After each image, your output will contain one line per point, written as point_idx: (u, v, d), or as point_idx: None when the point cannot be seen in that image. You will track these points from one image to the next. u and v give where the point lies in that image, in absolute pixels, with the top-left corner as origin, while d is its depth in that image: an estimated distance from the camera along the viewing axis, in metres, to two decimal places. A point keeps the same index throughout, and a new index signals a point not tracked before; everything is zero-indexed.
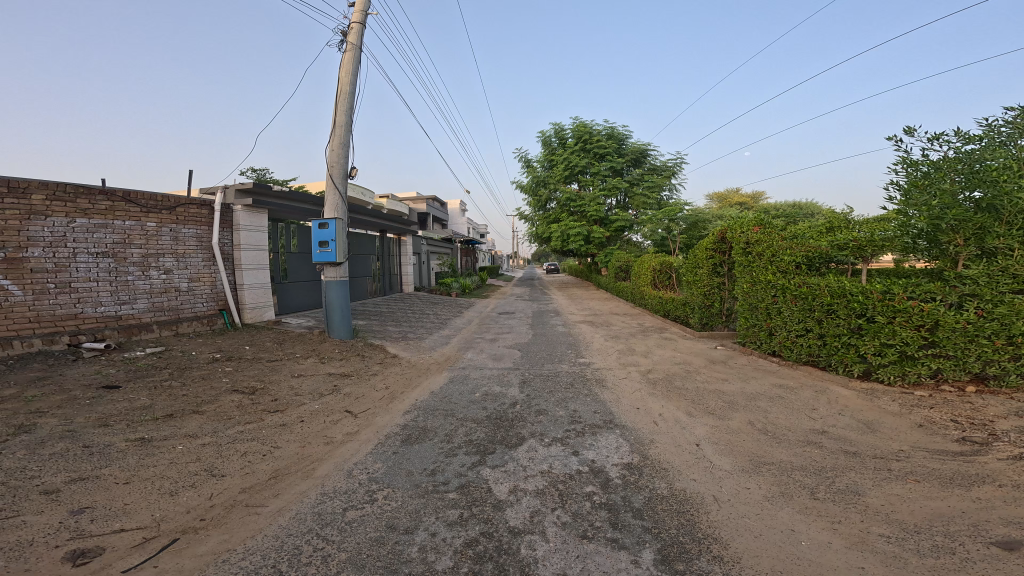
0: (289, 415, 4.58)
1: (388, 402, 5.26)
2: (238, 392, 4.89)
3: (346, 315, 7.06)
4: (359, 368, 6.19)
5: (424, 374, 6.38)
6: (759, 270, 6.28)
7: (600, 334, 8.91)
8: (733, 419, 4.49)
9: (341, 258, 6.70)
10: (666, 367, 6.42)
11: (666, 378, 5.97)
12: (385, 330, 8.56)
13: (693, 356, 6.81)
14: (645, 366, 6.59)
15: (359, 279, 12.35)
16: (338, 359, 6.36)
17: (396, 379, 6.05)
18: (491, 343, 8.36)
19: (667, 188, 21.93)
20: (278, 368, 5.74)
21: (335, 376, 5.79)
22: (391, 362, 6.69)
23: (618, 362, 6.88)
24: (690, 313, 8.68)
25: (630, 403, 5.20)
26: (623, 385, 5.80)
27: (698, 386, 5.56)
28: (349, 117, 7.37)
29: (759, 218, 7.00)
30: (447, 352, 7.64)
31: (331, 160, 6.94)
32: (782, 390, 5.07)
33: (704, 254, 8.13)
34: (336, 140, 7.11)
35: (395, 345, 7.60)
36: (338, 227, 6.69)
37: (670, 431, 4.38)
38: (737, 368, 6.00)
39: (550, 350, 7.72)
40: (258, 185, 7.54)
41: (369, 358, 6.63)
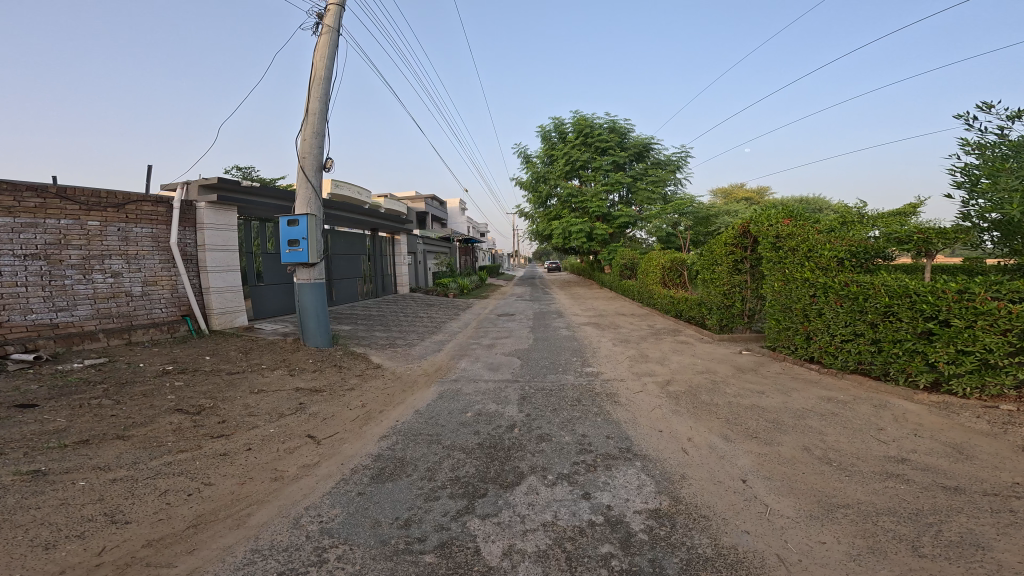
0: (235, 441, 3.82)
1: (362, 424, 4.47)
2: (180, 413, 4.14)
3: (323, 322, 6.25)
4: (333, 382, 5.39)
5: (409, 389, 5.59)
6: (794, 268, 5.45)
7: (608, 339, 8.09)
8: (782, 445, 3.67)
9: (315, 259, 5.90)
10: (687, 377, 5.60)
11: (689, 391, 5.16)
12: (372, 336, 7.76)
13: (717, 364, 6.00)
14: (662, 376, 5.78)
15: (349, 280, 11.58)
16: (310, 371, 5.57)
17: (376, 396, 5.26)
18: (488, 350, 7.56)
19: (673, 182, 21.09)
20: (238, 383, 4.97)
21: (303, 392, 5.01)
22: (373, 374, 5.90)
23: (631, 371, 6.07)
24: (707, 314, 7.86)
25: (650, 424, 4.39)
26: (639, 401, 4.99)
27: (728, 401, 4.73)
28: (324, 104, 6.59)
29: (788, 210, 6.17)
30: (438, 361, 6.84)
31: (303, 150, 6.18)
32: (833, 405, 4.26)
33: (723, 250, 7.27)
34: (311, 129, 6.34)
35: (380, 353, 6.81)
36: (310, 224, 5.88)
37: (705, 462, 3.57)
38: (771, 378, 5.17)
39: (554, 357, 6.92)
40: (224, 180, 6.75)
41: (348, 369, 5.85)
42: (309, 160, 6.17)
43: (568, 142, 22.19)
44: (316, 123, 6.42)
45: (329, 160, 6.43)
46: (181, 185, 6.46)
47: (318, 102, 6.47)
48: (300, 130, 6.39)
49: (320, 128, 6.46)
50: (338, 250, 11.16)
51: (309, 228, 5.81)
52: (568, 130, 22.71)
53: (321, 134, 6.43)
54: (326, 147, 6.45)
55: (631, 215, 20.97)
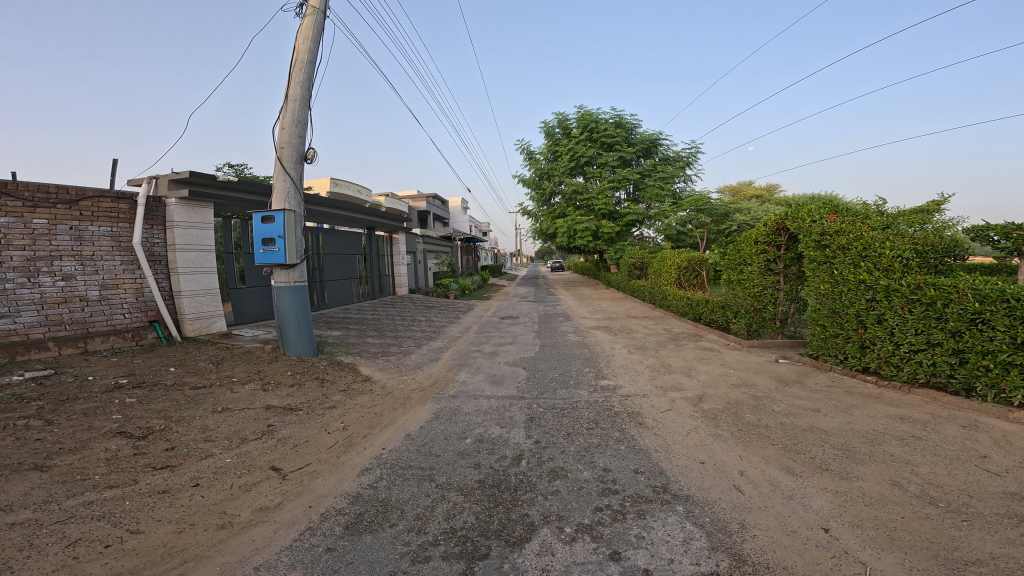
0: (180, 475, 3.15)
1: (341, 454, 3.78)
2: (121, 437, 3.49)
3: (304, 331, 5.54)
4: (312, 400, 4.71)
5: (402, 407, 4.89)
6: (845, 270, 4.80)
7: (622, 346, 7.35)
8: (865, 480, 2.98)
9: (293, 259, 5.21)
10: (721, 393, 4.87)
11: (726, 410, 4.43)
12: (365, 342, 7.07)
13: (754, 376, 5.26)
14: (690, 391, 5.05)
15: (343, 281, 10.90)
16: (287, 385, 4.88)
17: (363, 416, 4.56)
18: (491, 359, 6.84)
19: (682, 179, 20.27)
20: (200, 400, 4.30)
21: (276, 412, 4.33)
22: (361, 389, 5.21)
23: (654, 385, 5.34)
24: (732, 318, 7.18)
25: (687, 454, 3.68)
26: (670, 424, 4.27)
27: (778, 422, 4.01)
28: (307, 90, 5.91)
29: (836, 205, 5.51)
30: (434, 372, 6.14)
31: (281, 140, 5.50)
32: (910, 424, 3.64)
33: (754, 249, 6.59)
34: (290, 116, 5.66)
35: (370, 363, 6.11)
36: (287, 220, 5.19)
37: (768, 505, 2.87)
38: (824, 395, 4.45)
39: (565, 368, 6.21)
40: (197, 174, 6.07)
41: (333, 383, 5.16)
42: (287, 151, 5.48)
43: (573, 137, 21.39)
44: (296, 110, 5.73)
45: (311, 151, 5.75)
46: (147, 180, 5.80)
47: (300, 87, 5.78)
48: (278, 118, 5.72)
49: (301, 116, 5.77)
50: (332, 250, 10.48)
51: (287, 226, 5.12)
52: (573, 126, 21.91)
53: (303, 122, 5.75)
54: (308, 137, 5.77)
55: (639, 212, 20.22)
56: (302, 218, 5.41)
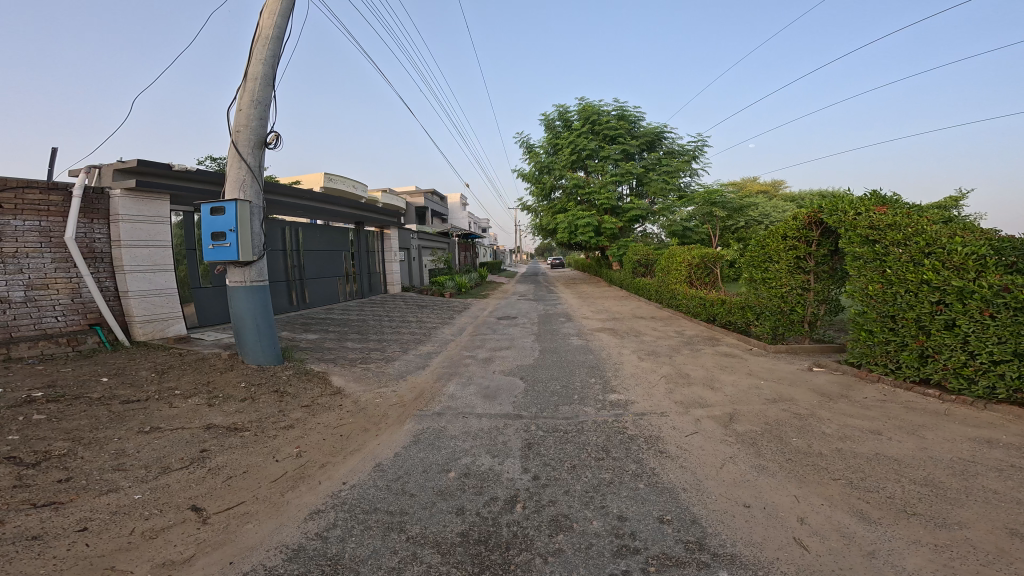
0: (64, 516, 2.48)
1: (289, 491, 3.06)
2: (5, 464, 2.83)
3: (264, 336, 4.78)
4: (265, 418, 3.99)
5: (377, 428, 4.15)
6: (901, 269, 4.09)
7: (631, 351, 6.60)
8: (970, 528, 2.33)
9: (247, 258, 4.46)
10: (753, 412, 4.12)
11: (763, 432, 3.71)
12: (343, 347, 6.33)
13: (788, 390, 4.52)
14: (716, 408, 4.31)
15: (328, 280, 10.17)
16: (239, 401, 4.17)
17: (325, 439, 3.84)
18: (485, 367, 6.09)
19: (688, 172, 19.37)
20: (126, 418, 3.64)
21: (218, 433, 3.64)
22: (329, 404, 4.47)
23: (672, 400, 4.62)
24: (754, 320, 6.49)
25: (723, 493, 2.96)
26: (698, 452, 3.53)
27: (833, 450, 3.29)
28: (271, 68, 5.13)
29: (883, 197, 4.77)
30: (419, 382, 5.41)
31: (238, 122, 4.76)
32: (1005, 450, 3.00)
33: (783, 244, 5.88)
34: (248, 98, 4.92)
35: (345, 372, 5.39)
36: (241, 213, 4.44)
37: (845, 568, 2.17)
38: (882, 415, 3.71)
39: (568, 378, 5.46)
40: (145, 163, 5.37)
41: (295, 398, 4.44)
42: (243, 135, 4.74)
43: (574, 130, 20.55)
44: (256, 91, 4.98)
45: (271, 134, 4.94)
46: (86, 170, 5.12)
47: (261, 64, 4.98)
48: (235, 98, 4.95)
49: (261, 97, 5.00)
50: (315, 247, 9.73)
51: (239, 217, 4.38)
52: (574, 118, 21.04)
53: (263, 104, 4.99)
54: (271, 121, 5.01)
55: (643, 207, 19.38)
56: (261, 211, 4.68)
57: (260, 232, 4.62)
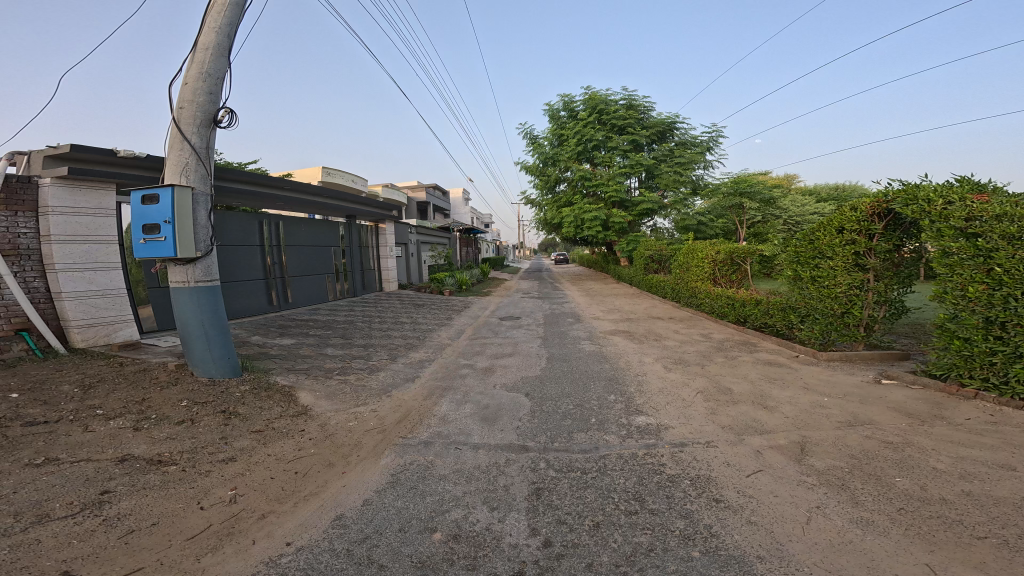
0: None
1: (210, 553, 2.26)
2: None
3: (215, 346, 4.00)
4: (204, 447, 3.18)
5: (347, 462, 3.33)
6: (1019, 268, 3.26)
7: (654, 359, 5.71)
8: None
9: (189, 254, 3.67)
10: (827, 441, 3.32)
11: (848, 473, 2.91)
12: (322, 355, 5.53)
13: (861, 410, 3.74)
14: (778, 436, 3.49)
15: (314, 278, 9.33)
16: (174, 426, 3.36)
17: (274, 477, 3.01)
18: (484, 379, 5.23)
19: (702, 164, 18.30)
20: (19, 447, 2.87)
21: (136, 468, 2.84)
22: (288, 429, 3.65)
23: (715, 425, 3.78)
24: (798, 323, 5.65)
25: (819, 565, 2.13)
26: (770, 501, 2.72)
27: (960, 493, 2.55)
28: (228, 39, 4.17)
29: (979, 182, 3.90)
30: (407, 399, 4.59)
31: (183, 96, 3.98)
32: None
33: (838, 239, 4.98)
34: (197, 70, 4.03)
35: (318, 386, 4.57)
36: (182, 203, 3.67)
37: None
38: (1006, 443, 2.97)
39: (583, 395, 4.61)
40: (82, 149, 4.62)
41: (245, 421, 3.62)
42: (187, 111, 3.95)
43: (580, 120, 19.45)
44: (208, 62, 4.08)
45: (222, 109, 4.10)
46: (9, 157, 4.40)
47: (215, 32, 4.07)
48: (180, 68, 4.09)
49: (214, 71, 4.10)
50: (299, 242, 8.87)
51: (175, 205, 3.60)
52: (579, 108, 19.99)
53: (215, 78, 4.10)
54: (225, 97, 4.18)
55: (655, 200, 18.28)
56: (208, 199, 3.91)
57: (206, 224, 3.84)
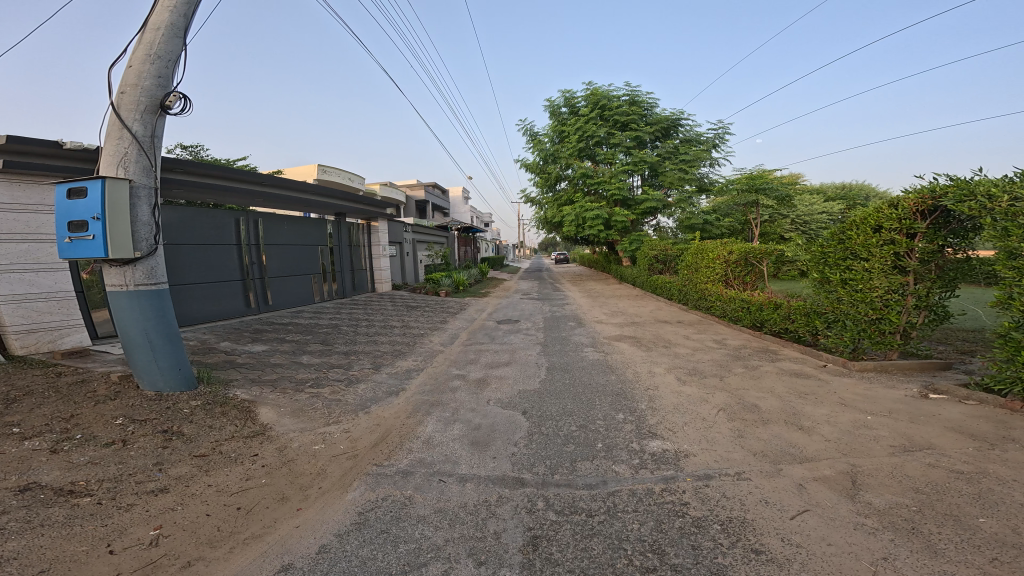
0: None
1: None
2: None
3: (162, 355, 3.50)
4: (131, 477, 2.70)
5: (305, 494, 2.82)
6: None
7: (666, 369, 5.17)
8: None
9: (126, 255, 3.20)
10: (881, 470, 2.84)
11: (915, 514, 2.40)
12: (297, 364, 4.99)
13: (915, 431, 3.25)
14: (822, 465, 2.97)
15: (298, 278, 8.81)
16: (99, 450, 2.87)
17: (210, 515, 2.51)
18: (477, 392, 4.70)
19: (708, 161, 17.64)
20: None
21: (40, 499, 2.39)
22: (239, 453, 3.13)
23: (743, 452, 3.25)
24: (824, 330, 5.10)
25: None
26: (824, 552, 2.20)
27: None
28: (183, 17, 3.65)
29: None
30: (388, 416, 4.05)
31: (126, 80, 3.47)
32: None
33: (874, 239, 4.43)
34: (143, 51, 3.51)
35: (286, 401, 4.04)
36: (119, 198, 3.21)
37: None
38: None
39: (587, 413, 4.08)
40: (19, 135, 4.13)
41: (188, 444, 3.11)
42: (129, 96, 3.45)
43: (581, 116, 18.84)
44: (158, 42, 3.56)
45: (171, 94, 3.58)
46: None
47: (168, 9, 3.55)
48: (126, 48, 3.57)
49: (165, 53, 3.59)
50: (281, 241, 8.34)
51: (106, 200, 3.12)
52: (581, 103, 19.39)
53: (167, 60, 3.59)
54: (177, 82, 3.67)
55: (659, 198, 17.68)
56: (151, 193, 3.47)
57: (148, 221, 3.40)
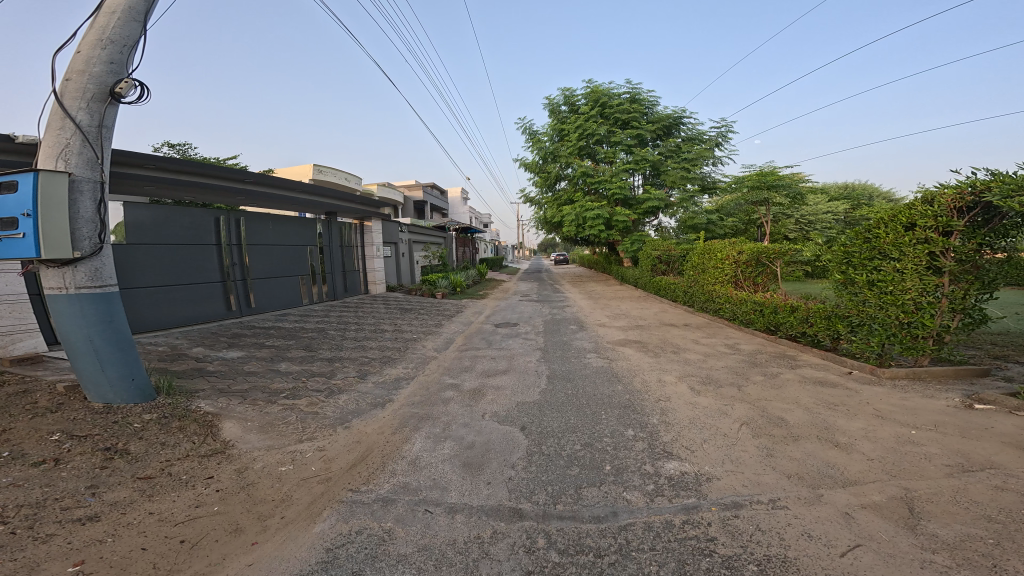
0: None
1: None
2: None
3: (115, 364, 3.25)
4: (57, 503, 2.36)
5: (259, 523, 2.45)
6: None
7: (677, 378, 4.77)
8: None
9: (71, 254, 3.02)
10: (942, 495, 2.45)
11: (990, 551, 2.02)
12: (274, 372, 4.59)
13: (970, 447, 2.88)
14: (869, 490, 2.59)
15: (285, 280, 8.42)
16: (25, 471, 2.53)
17: (146, 549, 2.15)
18: (471, 404, 4.29)
19: (712, 159, 17.22)
20: None
21: None
22: (190, 476, 2.77)
23: (772, 476, 2.85)
24: (847, 334, 4.72)
25: None
26: None
27: None
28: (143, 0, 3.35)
29: None
30: (372, 432, 3.63)
31: (74, 67, 3.15)
32: None
33: (906, 237, 4.04)
34: (95, 35, 3.20)
35: (256, 416, 3.63)
36: (61, 193, 3.00)
37: None
38: None
39: (592, 430, 3.67)
40: None
41: (132, 466, 2.77)
42: (75, 83, 3.14)
43: (582, 114, 18.47)
44: (114, 26, 3.26)
45: (123, 81, 3.26)
46: None
47: None
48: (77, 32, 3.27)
49: (120, 38, 3.28)
50: (267, 241, 7.95)
51: (38, 194, 2.87)
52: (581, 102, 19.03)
53: (124, 45, 3.30)
54: (134, 69, 3.36)
55: (661, 197, 17.28)
56: (96, 188, 3.24)
57: (92, 217, 3.17)
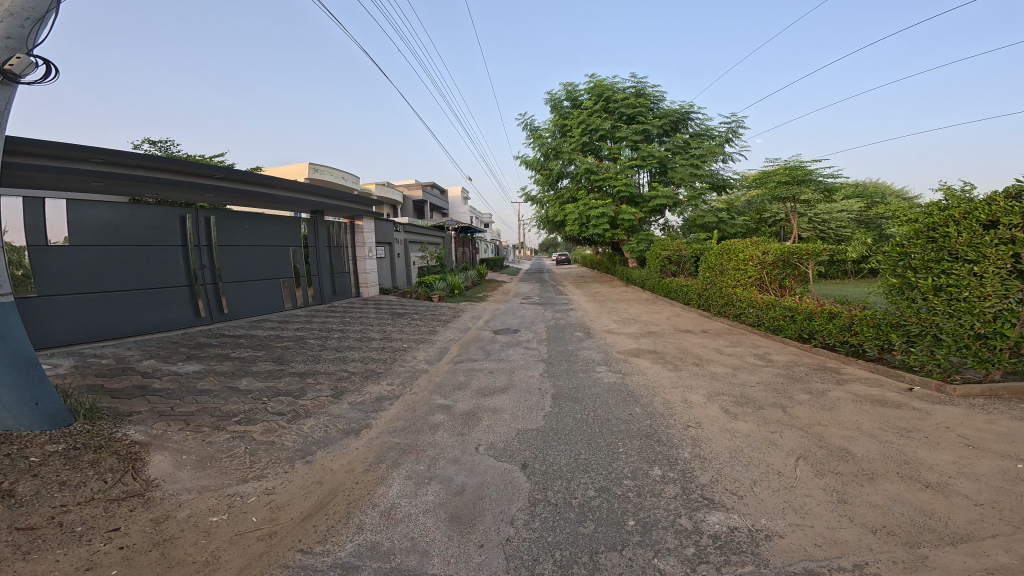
0: None
1: None
2: None
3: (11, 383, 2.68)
4: None
5: None
6: None
7: (705, 398, 4.09)
8: None
9: None
10: None
11: None
12: (233, 391, 3.95)
13: None
14: (990, 548, 2.02)
15: (264, 283, 7.79)
16: None
17: None
18: (465, 430, 3.66)
19: (722, 155, 16.52)
20: None
21: None
22: (89, 528, 2.13)
23: (852, 533, 2.21)
24: (902, 346, 4.07)
25: None
26: None
27: None
28: None
29: None
30: (348, 467, 3.02)
31: None
32: None
33: (987, 236, 3.38)
34: None
35: (201, 448, 2.99)
36: None
37: None
38: None
39: (608, 468, 3.02)
40: None
41: (12, 513, 2.13)
42: None
43: (584, 109, 17.78)
44: None
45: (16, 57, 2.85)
46: None
47: None
48: None
49: (25, 10, 2.86)
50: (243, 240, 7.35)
51: None
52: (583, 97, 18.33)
53: (27, 18, 2.87)
54: (38, 45, 2.96)
55: (668, 194, 16.54)
56: None
57: None
